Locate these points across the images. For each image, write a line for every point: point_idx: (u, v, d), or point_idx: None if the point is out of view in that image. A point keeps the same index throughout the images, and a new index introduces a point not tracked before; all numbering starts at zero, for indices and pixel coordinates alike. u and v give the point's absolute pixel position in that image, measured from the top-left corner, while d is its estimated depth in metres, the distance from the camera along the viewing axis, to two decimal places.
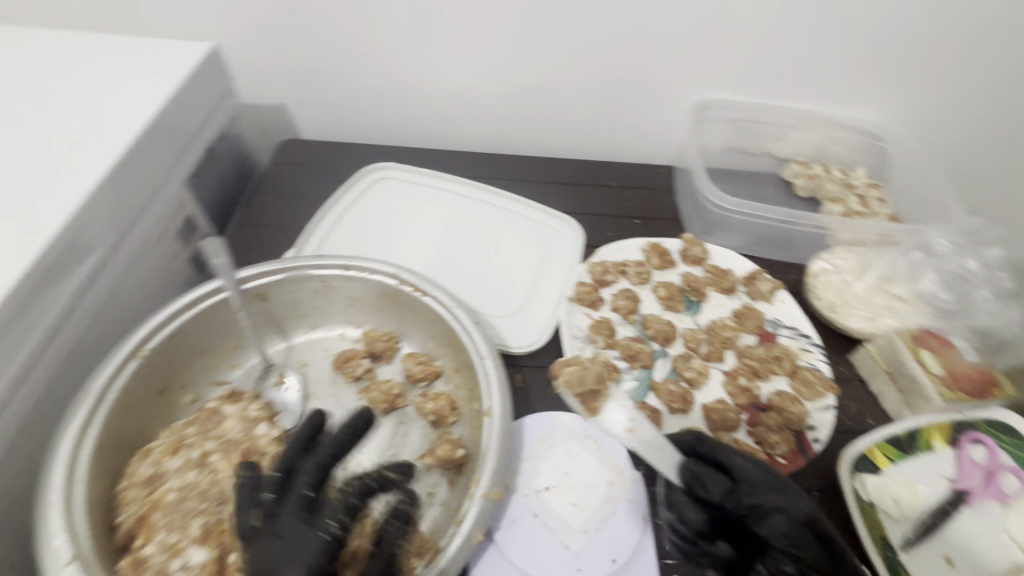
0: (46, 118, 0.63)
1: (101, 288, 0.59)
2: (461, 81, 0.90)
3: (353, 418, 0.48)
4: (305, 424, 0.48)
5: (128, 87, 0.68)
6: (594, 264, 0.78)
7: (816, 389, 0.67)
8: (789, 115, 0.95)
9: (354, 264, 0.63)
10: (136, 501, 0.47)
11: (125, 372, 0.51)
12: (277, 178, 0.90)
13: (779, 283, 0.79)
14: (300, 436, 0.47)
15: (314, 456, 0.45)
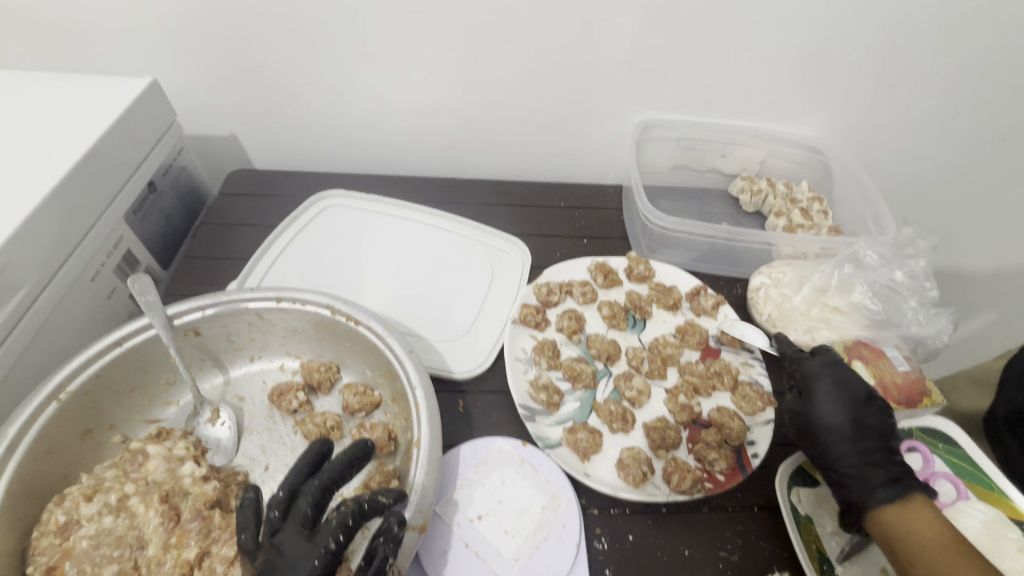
0: None
1: (26, 330, 0.58)
2: (407, 108, 0.92)
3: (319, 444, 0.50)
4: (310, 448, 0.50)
5: (60, 125, 0.68)
6: (539, 285, 0.78)
7: (755, 404, 0.68)
8: (731, 133, 0.98)
9: (287, 296, 0.62)
10: (47, 551, 0.45)
11: (42, 416, 0.51)
12: (228, 208, 0.90)
13: (722, 298, 0.80)
14: (306, 458, 0.49)
15: (316, 477, 0.47)
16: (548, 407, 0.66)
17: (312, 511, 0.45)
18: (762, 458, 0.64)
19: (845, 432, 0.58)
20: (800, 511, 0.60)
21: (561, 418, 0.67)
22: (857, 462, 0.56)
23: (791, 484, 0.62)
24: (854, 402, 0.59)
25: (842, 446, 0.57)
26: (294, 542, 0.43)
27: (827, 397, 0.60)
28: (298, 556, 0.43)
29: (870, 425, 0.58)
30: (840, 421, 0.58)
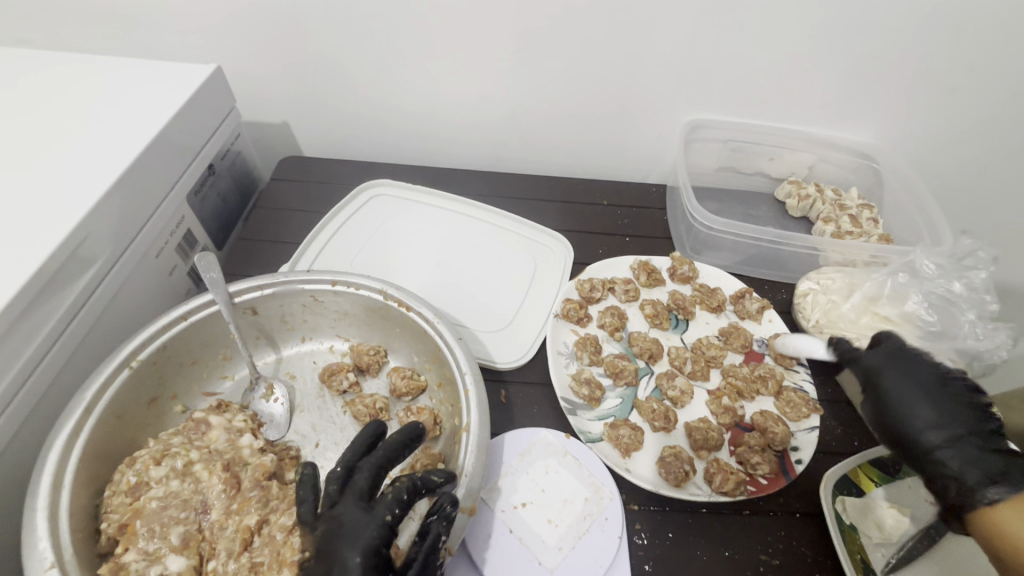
0: (51, 137, 0.65)
1: (100, 299, 0.61)
2: (456, 102, 0.93)
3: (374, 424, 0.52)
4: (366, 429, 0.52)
5: (131, 107, 0.71)
6: (582, 281, 0.78)
7: (801, 410, 0.67)
8: (778, 136, 0.96)
9: (341, 280, 0.64)
10: (119, 509, 0.48)
11: (115, 381, 0.53)
12: (279, 193, 0.93)
13: (767, 302, 0.79)
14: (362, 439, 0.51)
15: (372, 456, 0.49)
16: (589, 402, 0.67)
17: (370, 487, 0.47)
18: (806, 464, 0.63)
19: (932, 416, 0.51)
20: (844, 521, 0.59)
21: (603, 413, 0.67)
22: (952, 451, 0.49)
23: (837, 491, 0.61)
24: (924, 381, 0.53)
25: (932, 428, 0.51)
26: (352, 514, 0.45)
27: (904, 383, 0.53)
28: (355, 527, 0.44)
29: (961, 412, 0.51)
30: (921, 405, 0.52)
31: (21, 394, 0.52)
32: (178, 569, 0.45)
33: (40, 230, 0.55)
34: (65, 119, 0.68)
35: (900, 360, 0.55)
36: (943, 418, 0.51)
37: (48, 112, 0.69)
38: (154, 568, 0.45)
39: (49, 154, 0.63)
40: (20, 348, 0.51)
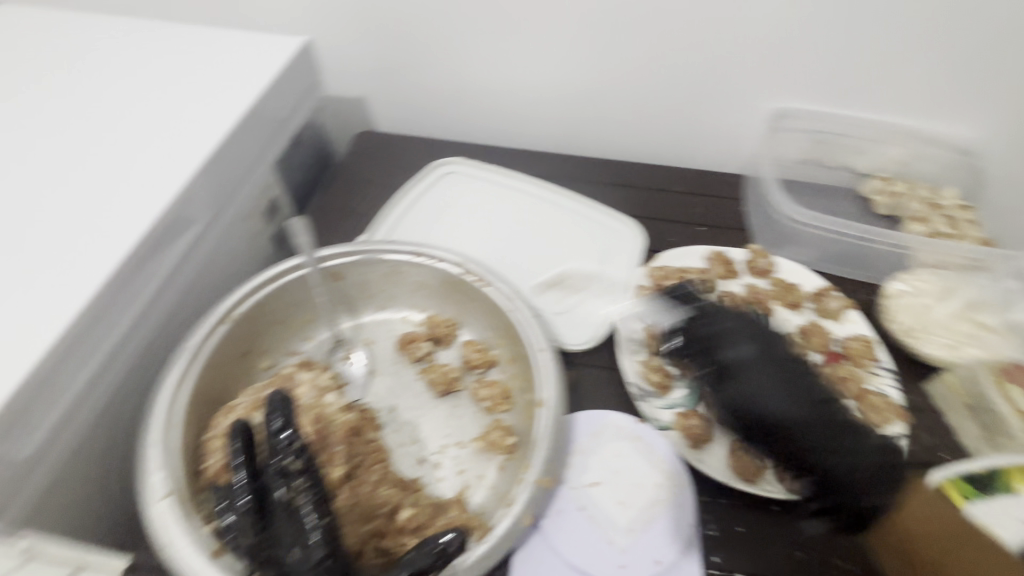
0: (147, 104, 0.67)
1: (201, 255, 0.65)
2: (533, 81, 0.93)
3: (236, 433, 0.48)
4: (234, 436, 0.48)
5: (222, 77, 0.71)
6: (655, 269, 0.77)
7: (884, 414, 0.64)
8: (871, 128, 0.91)
9: (424, 251, 0.66)
10: (219, 451, 0.51)
11: (216, 333, 0.57)
12: (355, 166, 0.95)
13: (850, 302, 0.76)
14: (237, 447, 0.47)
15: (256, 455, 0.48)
16: (660, 390, 0.66)
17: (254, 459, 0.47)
18: None
19: (783, 394, 0.58)
20: None
21: (673, 402, 0.66)
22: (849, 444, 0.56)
23: None
24: (772, 364, 0.61)
25: (797, 411, 0.57)
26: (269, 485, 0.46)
27: (761, 373, 0.60)
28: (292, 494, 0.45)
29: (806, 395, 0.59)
30: (768, 386, 0.59)
31: (134, 337, 0.56)
32: None
33: (152, 186, 0.59)
34: (167, 76, 0.70)
35: (755, 342, 0.63)
36: (806, 399, 0.58)
37: (151, 67, 0.71)
38: None
39: (156, 112, 0.66)
40: (133, 297, 0.55)
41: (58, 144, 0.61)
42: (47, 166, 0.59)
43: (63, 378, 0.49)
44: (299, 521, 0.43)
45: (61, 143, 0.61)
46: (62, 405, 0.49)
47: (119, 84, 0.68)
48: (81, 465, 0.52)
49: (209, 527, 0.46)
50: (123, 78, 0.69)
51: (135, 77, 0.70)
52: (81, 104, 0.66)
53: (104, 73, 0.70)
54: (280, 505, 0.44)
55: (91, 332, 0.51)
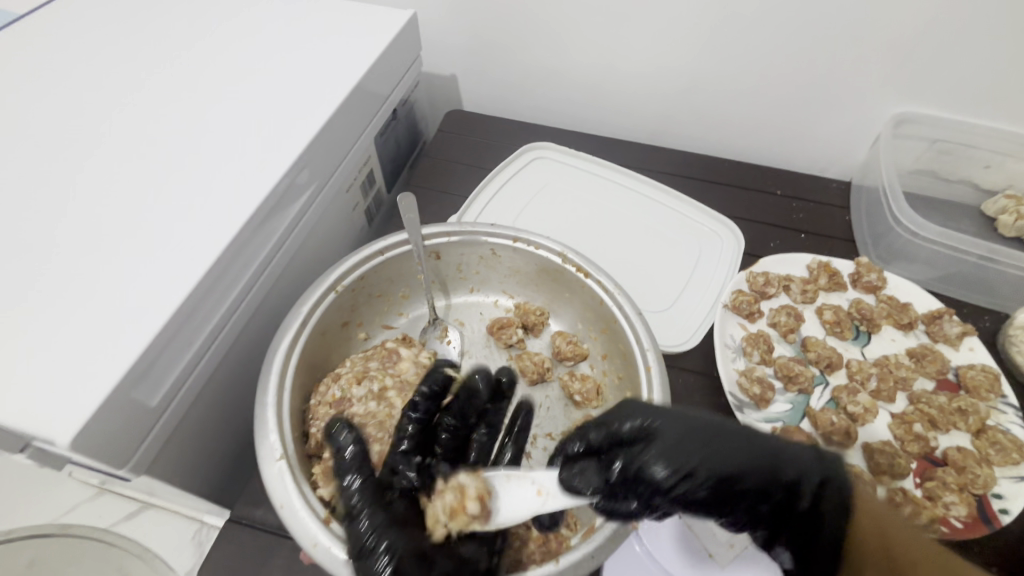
0: (266, 69, 0.68)
1: (308, 223, 0.65)
2: (634, 67, 0.89)
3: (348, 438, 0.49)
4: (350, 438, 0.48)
5: (336, 47, 0.72)
6: (755, 274, 0.73)
7: (1008, 455, 0.59)
8: (1005, 140, 0.83)
9: (522, 237, 0.64)
10: (325, 418, 0.52)
11: (324, 302, 0.57)
12: (445, 145, 0.95)
13: (970, 328, 0.70)
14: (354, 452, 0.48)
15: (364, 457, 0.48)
16: (759, 402, 0.63)
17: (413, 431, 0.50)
18: (1013, 516, 0.56)
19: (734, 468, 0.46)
20: None
21: (770, 416, 0.63)
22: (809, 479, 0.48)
23: None
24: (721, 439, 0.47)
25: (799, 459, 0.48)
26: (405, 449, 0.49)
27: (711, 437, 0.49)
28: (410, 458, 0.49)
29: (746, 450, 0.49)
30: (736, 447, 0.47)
31: (249, 297, 0.57)
32: None
33: (272, 153, 0.59)
34: (281, 47, 0.71)
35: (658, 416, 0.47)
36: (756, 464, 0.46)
37: (266, 36, 0.72)
38: None
39: (272, 81, 0.67)
40: (250, 260, 0.56)
41: (185, 106, 0.63)
42: (174, 127, 0.61)
43: (189, 330, 0.49)
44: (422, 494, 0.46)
45: (185, 106, 0.63)
46: (186, 358, 0.50)
47: (238, 51, 0.70)
48: (196, 417, 0.53)
49: (320, 492, 0.47)
50: (242, 45, 0.71)
51: (251, 46, 0.71)
52: (205, 68, 0.67)
53: (225, 39, 0.71)
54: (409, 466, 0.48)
55: (213, 291, 0.52)
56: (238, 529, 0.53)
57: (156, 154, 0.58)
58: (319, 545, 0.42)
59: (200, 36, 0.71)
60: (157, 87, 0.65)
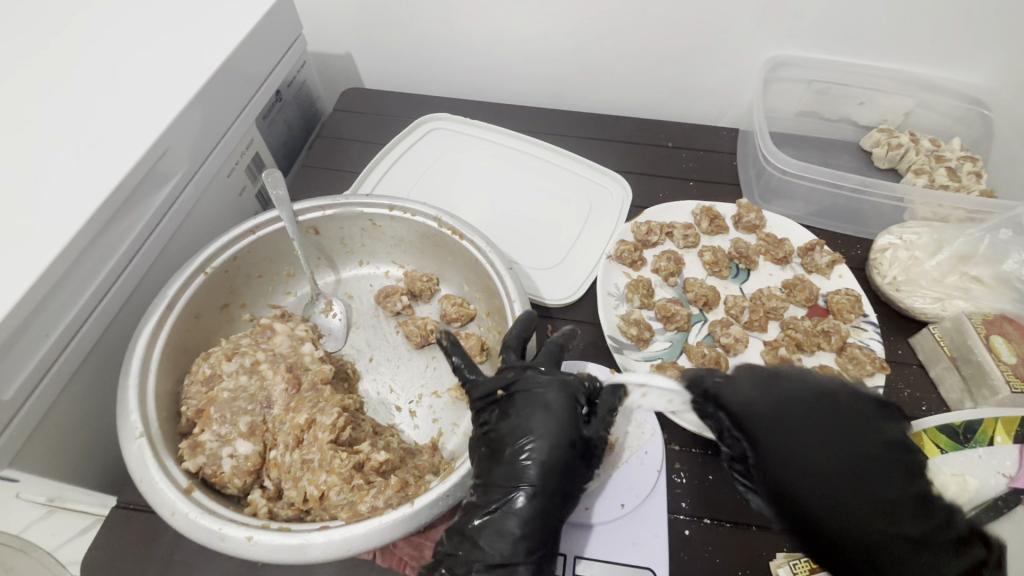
0: (121, 47, 0.64)
1: (182, 207, 0.64)
2: (519, 33, 0.89)
3: (528, 520, 0.46)
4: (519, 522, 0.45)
5: (202, 24, 0.68)
6: (639, 224, 0.76)
7: (864, 367, 0.63)
8: (875, 76, 0.86)
9: (398, 205, 0.66)
10: (196, 396, 0.53)
11: (193, 285, 0.58)
12: (343, 124, 0.94)
13: (840, 256, 0.74)
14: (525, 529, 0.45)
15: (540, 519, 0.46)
16: (637, 343, 0.66)
17: (564, 397, 0.50)
18: None
19: (835, 496, 0.44)
20: None
21: (650, 355, 0.67)
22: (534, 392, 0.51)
23: None
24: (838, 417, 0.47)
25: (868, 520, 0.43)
26: (552, 395, 0.50)
27: (530, 390, 0.51)
28: (553, 415, 0.49)
29: (542, 412, 0.49)
30: (527, 410, 0.50)
31: (116, 285, 0.57)
32: (246, 453, 0.50)
33: (126, 136, 0.57)
34: (125, 20, 0.67)
35: (756, 377, 0.51)
36: (875, 516, 0.43)
37: (121, 10, 0.68)
38: (226, 449, 0.49)
39: (121, 60, 0.63)
40: (112, 248, 0.56)
41: (18, 91, 0.59)
42: (14, 112, 0.57)
43: (43, 322, 0.49)
44: (559, 465, 0.47)
45: (20, 90, 0.59)
46: (43, 350, 0.49)
47: (84, 28, 0.65)
48: (64, 407, 0.53)
49: (185, 465, 0.48)
50: (85, 21, 0.66)
51: (93, 22, 0.66)
52: (46, 47, 0.63)
53: (62, 16, 0.66)
54: (512, 424, 0.49)
55: (67, 282, 0.51)
56: (124, 514, 0.54)
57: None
58: (177, 512, 0.44)
59: (38, 14, 0.66)
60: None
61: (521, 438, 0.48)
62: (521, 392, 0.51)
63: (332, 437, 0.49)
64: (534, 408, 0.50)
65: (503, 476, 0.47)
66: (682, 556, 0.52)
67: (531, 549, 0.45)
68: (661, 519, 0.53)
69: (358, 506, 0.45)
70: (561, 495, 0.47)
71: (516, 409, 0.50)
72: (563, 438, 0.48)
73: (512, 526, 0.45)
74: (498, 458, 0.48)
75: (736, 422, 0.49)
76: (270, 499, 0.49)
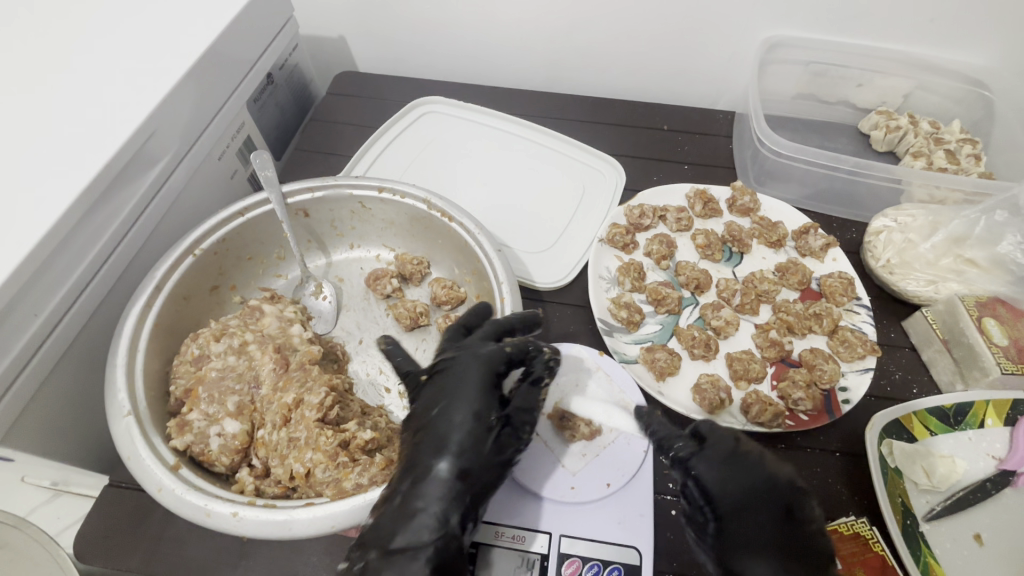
0: (107, 27, 0.63)
1: (170, 190, 0.64)
2: (513, 14, 0.88)
3: (444, 494, 0.42)
4: (433, 501, 0.42)
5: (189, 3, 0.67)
6: (632, 207, 0.75)
7: (855, 349, 0.63)
8: (875, 56, 0.85)
9: (387, 187, 0.65)
10: (185, 376, 0.53)
11: (181, 266, 0.58)
12: (336, 108, 0.94)
13: (834, 239, 0.73)
14: (436, 506, 0.42)
15: (453, 493, 0.43)
16: (627, 326, 0.66)
17: (483, 365, 0.48)
18: (853, 405, 0.60)
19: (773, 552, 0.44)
20: (889, 464, 0.55)
21: (640, 337, 0.66)
22: (451, 365, 0.49)
23: (886, 434, 0.56)
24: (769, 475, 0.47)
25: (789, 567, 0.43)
26: (468, 372, 0.48)
27: (450, 362, 0.49)
28: (468, 388, 0.47)
29: (461, 383, 0.47)
30: (444, 384, 0.48)
31: (105, 266, 0.57)
32: (234, 431, 0.50)
33: (112, 117, 0.56)
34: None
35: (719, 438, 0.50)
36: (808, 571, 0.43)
37: None
38: (214, 428, 0.50)
39: (105, 39, 0.62)
40: (101, 229, 0.56)
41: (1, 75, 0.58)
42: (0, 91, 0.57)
43: (32, 302, 0.49)
44: (475, 435, 0.45)
45: (4, 73, 0.58)
46: (32, 329, 0.50)
47: (70, 7, 0.64)
48: (54, 387, 0.54)
49: (173, 442, 0.48)
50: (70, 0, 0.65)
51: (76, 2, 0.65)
52: (34, 26, 0.62)
53: None
54: (429, 401, 0.48)
55: (53, 263, 0.51)
56: (117, 491, 0.54)
57: None
58: (164, 489, 0.44)
59: None
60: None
61: (439, 413, 0.46)
62: (442, 365, 0.49)
63: (319, 416, 0.49)
64: (452, 379, 0.48)
65: (420, 452, 0.45)
66: (668, 535, 0.52)
67: (437, 534, 0.41)
68: (647, 498, 0.53)
69: (343, 484, 0.46)
70: (479, 467, 0.44)
71: (436, 383, 0.49)
72: (478, 415, 0.46)
73: (424, 503, 0.42)
74: (420, 433, 0.46)
75: (706, 496, 0.48)
76: (259, 477, 0.49)
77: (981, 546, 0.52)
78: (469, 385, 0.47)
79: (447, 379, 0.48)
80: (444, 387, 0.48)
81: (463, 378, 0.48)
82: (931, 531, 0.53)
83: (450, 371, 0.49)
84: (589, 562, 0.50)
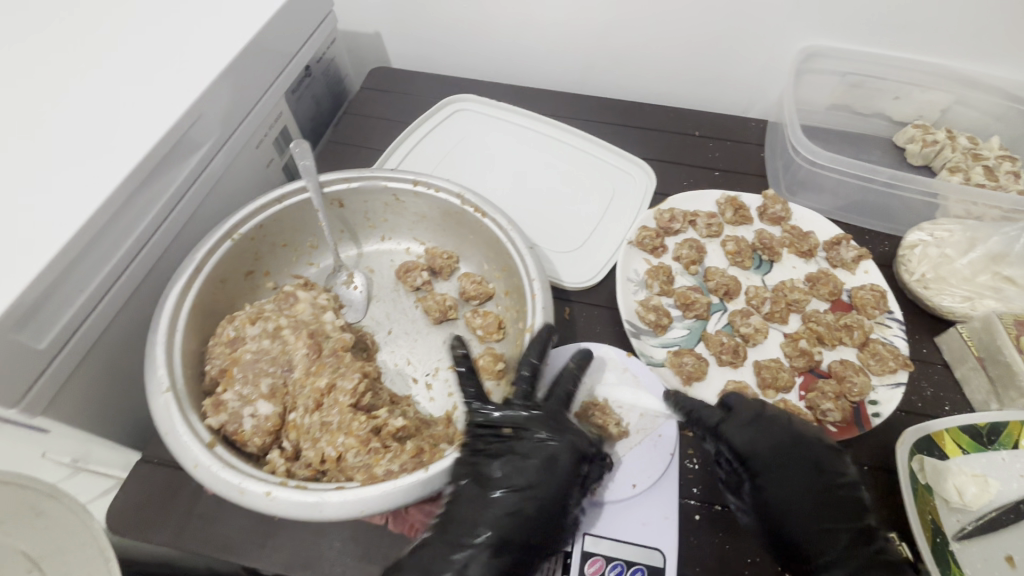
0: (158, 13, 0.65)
1: (211, 175, 0.66)
2: (548, 15, 0.88)
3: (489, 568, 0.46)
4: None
5: None
6: (662, 211, 0.75)
7: (887, 363, 0.62)
8: (913, 70, 0.84)
9: (422, 181, 0.66)
10: (220, 356, 0.54)
11: (219, 249, 0.59)
12: (369, 103, 0.95)
13: (866, 251, 0.72)
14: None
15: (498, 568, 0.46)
16: (655, 328, 0.66)
17: (575, 456, 0.51)
18: (883, 418, 0.59)
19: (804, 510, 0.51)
20: (918, 480, 0.54)
21: (667, 341, 0.66)
22: (541, 440, 0.52)
23: (916, 450, 0.55)
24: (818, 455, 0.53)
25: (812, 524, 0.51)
26: (558, 454, 0.51)
27: (540, 437, 0.52)
28: (552, 475, 0.50)
29: (549, 465, 0.50)
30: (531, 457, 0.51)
31: (147, 246, 0.58)
32: (267, 413, 0.51)
33: (159, 104, 0.58)
34: None
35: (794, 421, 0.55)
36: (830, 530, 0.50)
37: None
38: (248, 409, 0.51)
39: (156, 26, 0.64)
40: (145, 209, 0.57)
41: (50, 59, 0.60)
42: (54, 73, 0.59)
43: (78, 278, 0.51)
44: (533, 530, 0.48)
45: (58, 56, 0.60)
46: (75, 305, 0.51)
47: None
48: (93, 362, 0.55)
49: (209, 421, 0.49)
50: None
51: None
52: (90, 11, 0.64)
53: None
54: (503, 474, 0.50)
55: (100, 240, 0.52)
56: (149, 467, 0.55)
57: (31, 101, 0.56)
58: (200, 465, 0.45)
59: None
60: (26, 37, 0.61)
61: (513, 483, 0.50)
62: (532, 438, 0.52)
63: (352, 401, 0.50)
64: (539, 457, 0.51)
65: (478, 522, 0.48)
66: (691, 540, 0.52)
67: None
68: (671, 502, 0.53)
69: (374, 470, 0.47)
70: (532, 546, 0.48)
71: (518, 451, 0.51)
72: (548, 499, 0.49)
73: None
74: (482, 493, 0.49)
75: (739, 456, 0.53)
76: (289, 459, 0.50)
77: (1012, 569, 0.50)
78: (559, 471, 0.50)
79: (534, 455, 0.51)
80: (529, 457, 0.51)
81: (550, 459, 0.51)
82: (961, 551, 0.52)
83: (538, 447, 0.51)
84: (612, 562, 0.50)
